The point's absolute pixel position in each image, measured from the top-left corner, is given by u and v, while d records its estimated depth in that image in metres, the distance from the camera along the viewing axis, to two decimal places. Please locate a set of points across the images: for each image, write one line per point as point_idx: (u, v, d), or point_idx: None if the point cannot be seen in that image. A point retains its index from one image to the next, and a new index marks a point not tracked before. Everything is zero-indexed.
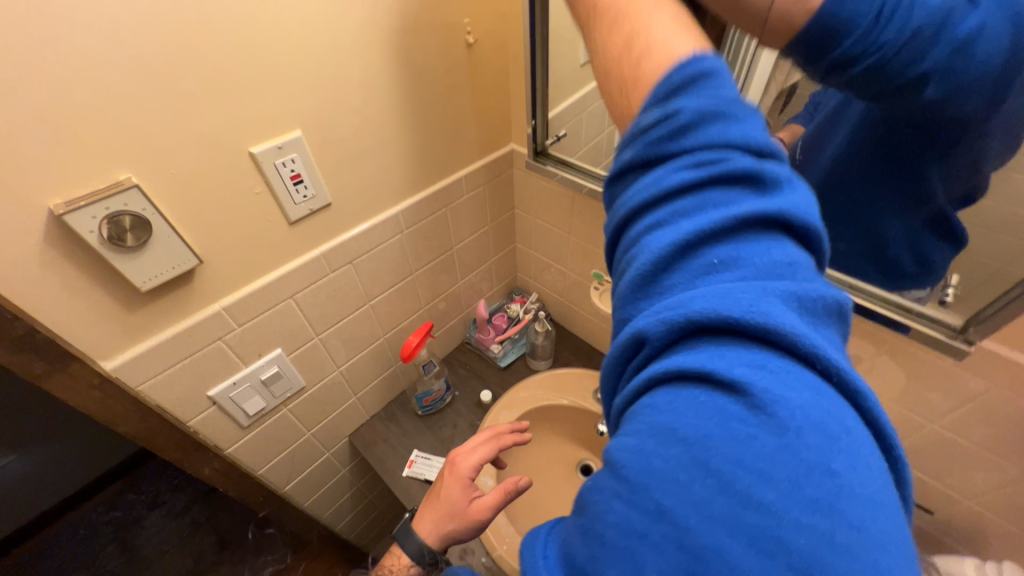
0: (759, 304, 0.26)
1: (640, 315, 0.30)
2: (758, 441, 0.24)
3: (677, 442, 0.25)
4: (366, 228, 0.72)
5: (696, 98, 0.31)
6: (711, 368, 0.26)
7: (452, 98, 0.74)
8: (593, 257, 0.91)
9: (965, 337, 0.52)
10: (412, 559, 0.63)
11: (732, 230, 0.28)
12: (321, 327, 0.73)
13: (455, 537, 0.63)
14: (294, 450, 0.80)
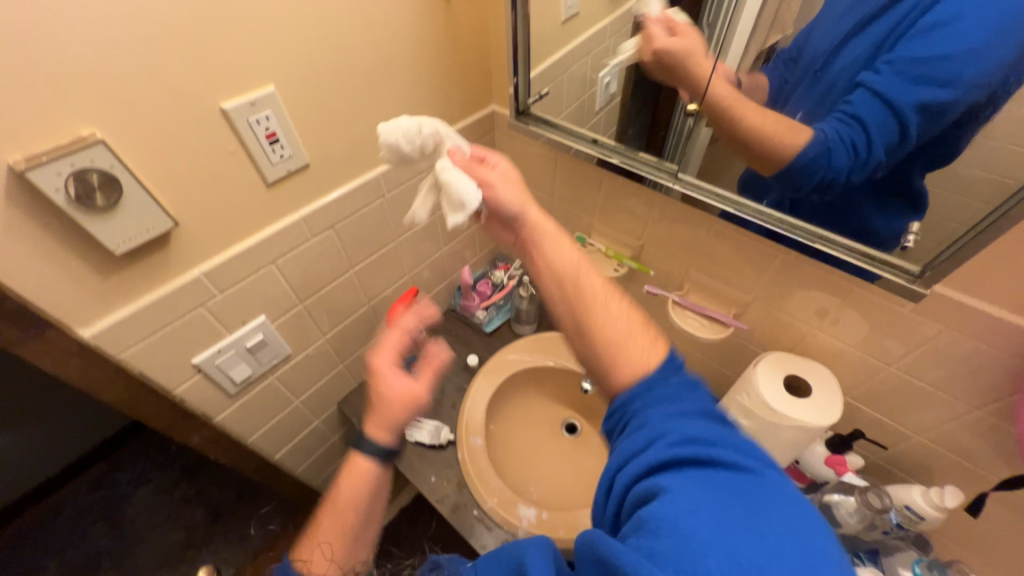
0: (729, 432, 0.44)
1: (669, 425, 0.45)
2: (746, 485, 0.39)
3: (706, 490, 0.39)
4: (340, 194, 0.68)
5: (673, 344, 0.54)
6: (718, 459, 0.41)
7: (433, 53, 0.70)
8: (579, 223, 0.90)
9: (923, 280, 0.52)
10: (376, 459, 0.61)
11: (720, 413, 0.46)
12: (305, 295, 0.72)
13: (407, 422, 0.63)
14: (284, 416, 0.83)
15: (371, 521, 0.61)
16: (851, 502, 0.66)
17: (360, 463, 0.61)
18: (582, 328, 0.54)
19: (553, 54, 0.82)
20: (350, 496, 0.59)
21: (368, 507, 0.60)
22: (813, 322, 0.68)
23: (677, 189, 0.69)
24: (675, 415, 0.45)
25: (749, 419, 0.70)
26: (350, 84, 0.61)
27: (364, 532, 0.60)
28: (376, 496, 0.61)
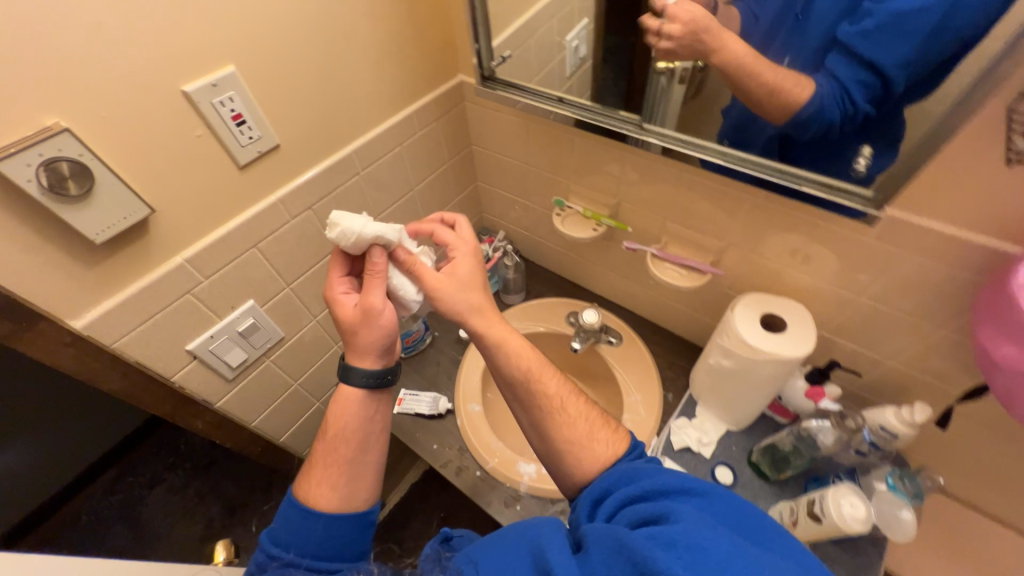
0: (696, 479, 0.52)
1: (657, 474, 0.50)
2: (724, 507, 0.46)
3: (696, 514, 0.43)
4: (316, 173, 0.68)
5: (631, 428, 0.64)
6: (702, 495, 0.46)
7: (395, 23, 0.69)
8: (556, 188, 0.91)
9: (876, 203, 0.54)
10: (366, 386, 0.64)
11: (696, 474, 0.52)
12: (291, 278, 0.73)
13: (386, 340, 0.64)
14: (285, 399, 0.86)
15: (369, 448, 0.64)
16: (829, 426, 0.70)
17: (344, 391, 0.65)
18: (545, 430, 0.60)
19: (511, 24, 0.85)
20: (337, 424, 0.64)
21: (355, 433, 0.64)
22: (786, 261, 0.70)
23: (655, 143, 0.70)
24: (650, 467, 0.53)
25: (729, 359, 0.73)
26: (312, 60, 0.61)
27: (363, 460, 0.63)
28: (365, 423, 0.64)
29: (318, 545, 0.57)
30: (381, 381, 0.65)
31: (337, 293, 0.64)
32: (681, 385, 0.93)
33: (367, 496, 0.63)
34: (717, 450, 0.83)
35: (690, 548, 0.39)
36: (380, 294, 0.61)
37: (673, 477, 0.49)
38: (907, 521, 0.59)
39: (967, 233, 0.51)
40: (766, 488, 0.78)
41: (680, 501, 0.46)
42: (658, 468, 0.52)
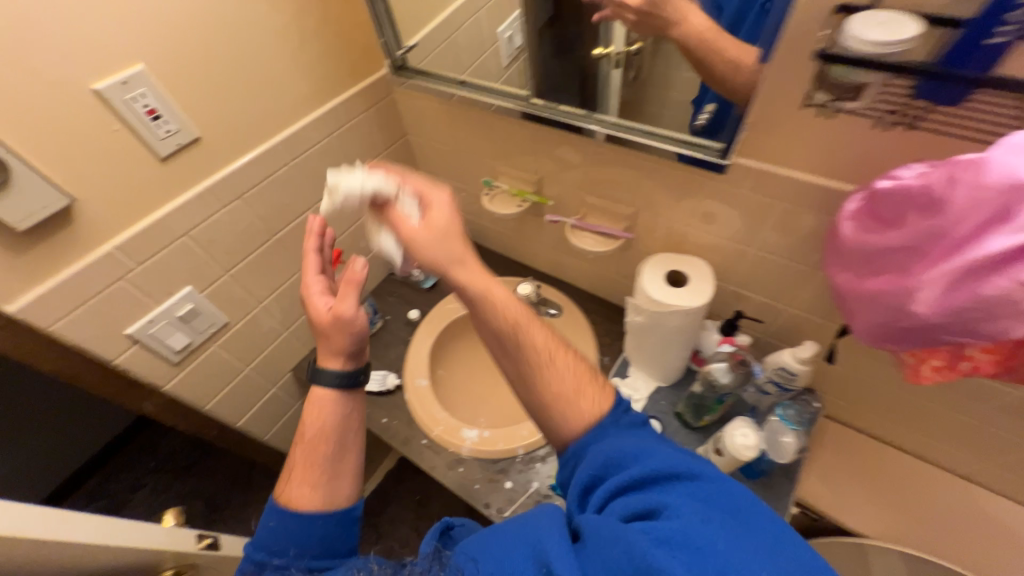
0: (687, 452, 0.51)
1: (650, 455, 0.49)
2: (715, 490, 0.45)
3: (688, 504, 0.43)
4: (252, 158, 0.74)
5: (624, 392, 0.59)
6: (693, 476, 0.46)
7: (304, 18, 0.74)
8: (485, 168, 0.96)
9: (722, 152, 0.61)
10: (333, 387, 0.67)
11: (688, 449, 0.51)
12: (228, 265, 0.78)
13: (353, 347, 0.67)
14: (237, 384, 0.90)
15: (347, 447, 0.66)
16: (725, 366, 0.75)
17: (317, 391, 0.67)
18: (531, 384, 0.57)
19: (426, 23, 0.92)
20: (316, 426, 0.66)
21: (333, 433, 0.66)
22: (687, 221, 0.75)
23: (600, 131, 0.72)
24: (639, 443, 0.51)
25: (641, 316, 0.78)
26: (221, 56, 0.65)
27: (340, 461, 0.65)
28: (340, 421, 0.67)
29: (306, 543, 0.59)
30: (352, 380, 0.68)
31: (312, 297, 0.67)
32: (617, 348, 0.98)
33: (350, 491, 0.65)
34: (647, 405, 0.88)
35: (681, 545, 0.40)
36: (352, 303, 0.63)
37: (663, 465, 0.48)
38: (783, 449, 0.70)
39: (817, 178, 0.56)
40: (690, 435, 0.83)
41: (669, 492, 0.45)
42: (648, 447, 0.50)
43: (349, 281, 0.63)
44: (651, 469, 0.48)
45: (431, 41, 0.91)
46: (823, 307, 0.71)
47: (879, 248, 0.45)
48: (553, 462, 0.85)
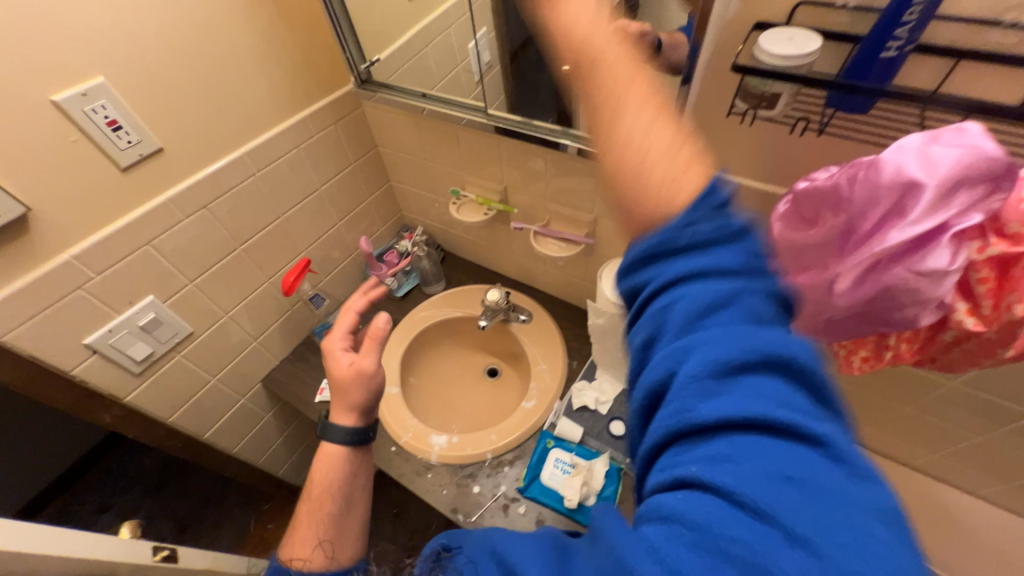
0: (816, 356, 0.30)
1: (701, 381, 0.29)
2: (830, 465, 0.26)
3: (730, 468, 0.26)
4: (222, 164, 0.76)
5: (754, 252, 0.33)
6: (761, 416, 0.27)
7: (270, 36, 0.76)
8: (452, 178, 0.98)
9: None
10: (342, 446, 0.65)
11: (782, 348, 0.29)
12: (192, 274, 0.78)
13: (369, 405, 0.67)
14: (203, 395, 0.89)
15: (353, 503, 0.66)
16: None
17: (327, 448, 0.66)
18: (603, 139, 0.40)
19: (393, 41, 0.95)
20: (324, 484, 0.64)
21: (343, 490, 0.65)
22: None
23: (571, 145, 0.72)
24: (741, 337, 0.30)
25: (602, 318, 0.80)
26: (183, 70, 0.67)
27: (346, 519, 0.65)
28: (348, 480, 0.65)
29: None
30: (362, 439, 0.67)
31: (332, 353, 0.67)
32: (585, 352, 1.00)
33: (352, 552, 0.65)
34: (613, 407, 0.89)
35: (716, 547, 0.25)
36: (373, 359, 0.66)
37: (756, 397, 0.28)
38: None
39: (756, 183, 0.60)
40: None
41: (746, 442, 0.27)
42: (750, 338, 0.30)
43: (371, 338, 0.66)
44: (732, 410, 0.28)
45: (396, 58, 0.94)
46: None
47: (801, 243, 0.48)
48: (521, 465, 0.85)
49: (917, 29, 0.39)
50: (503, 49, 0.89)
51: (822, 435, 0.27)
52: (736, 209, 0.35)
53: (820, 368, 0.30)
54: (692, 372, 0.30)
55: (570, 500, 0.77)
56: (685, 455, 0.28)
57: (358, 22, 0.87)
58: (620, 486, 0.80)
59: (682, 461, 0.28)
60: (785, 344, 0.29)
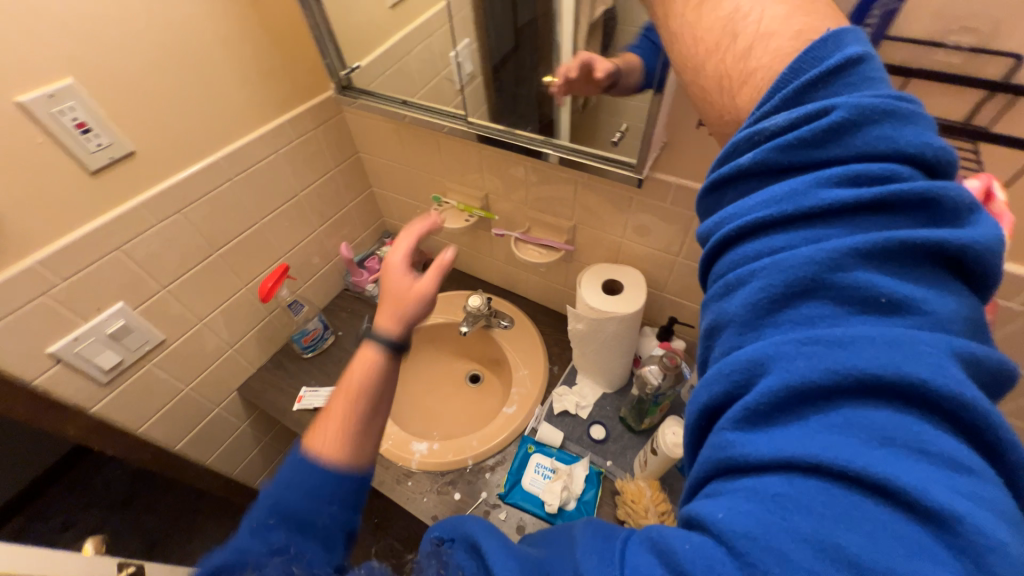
0: (947, 367, 0.23)
1: (760, 394, 0.26)
2: (915, 536, 0.22)
3: (768, 511, 0.24)
4: (198, 169, 0.75)
5: (857, 195, 0.27)
6: (815, 458, 0.24)
7: (249, 41, 0.76)
8: (434, 185, 0.99)
9: (637, 169, 0.65)
10: (382, 343, 0.57)
11: (881, 362, 0.24)
12: (165, 280, 0.77)
13: (414, 318, 0.61)
14: (175, 404, 0.87)
15: (382, 409, 0.54)
16: (657, 367, 0.78)
17: (367, 353, 0.56)
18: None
19: (374, 49, 0.95)
20: (363, 381, 0.54)
21: (380, 398, 0.54)
22: (622, 233, 0.80)
23: (552, 154, 0.73)
24: (819, 349, 0.25)
25: (582, 323, 0.80)
26: (158, 73, 0.66)
27: (372, 423, 0.53)
28: (386, 379, 0.55)
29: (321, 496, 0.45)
30: (401, 346, 0.58)
31: (392, 269, 0.63)
32: (566, 358, 1.01)
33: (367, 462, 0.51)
34: (593, 411, 0.91)
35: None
36: (432, 280, 0.62)
37: (822, 440, 0.24)
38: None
39: None
40: (633, 438, 0.86)
41: (804, 492, 0.24)
42: (830, 353, 0.25)
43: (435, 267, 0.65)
44: (786, 451, 0.25)
45: (376, 65, 0.94)
46: None
47: None
48: (502, 471, 0.85)
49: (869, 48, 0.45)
50: (486, 60, 0.91)
51: (923, 501, 0.22)
52: (831, 125, 0.28)
53: (952, 384, 0.23)
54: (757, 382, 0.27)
55: (550, 506, 0.76)
56: (729, 488, 0.27)
57: (339, 29, 0.86)
58: (600, 489, 0.81)
59: (723, 494, 0.27)
60: (887, 360, 0.24)
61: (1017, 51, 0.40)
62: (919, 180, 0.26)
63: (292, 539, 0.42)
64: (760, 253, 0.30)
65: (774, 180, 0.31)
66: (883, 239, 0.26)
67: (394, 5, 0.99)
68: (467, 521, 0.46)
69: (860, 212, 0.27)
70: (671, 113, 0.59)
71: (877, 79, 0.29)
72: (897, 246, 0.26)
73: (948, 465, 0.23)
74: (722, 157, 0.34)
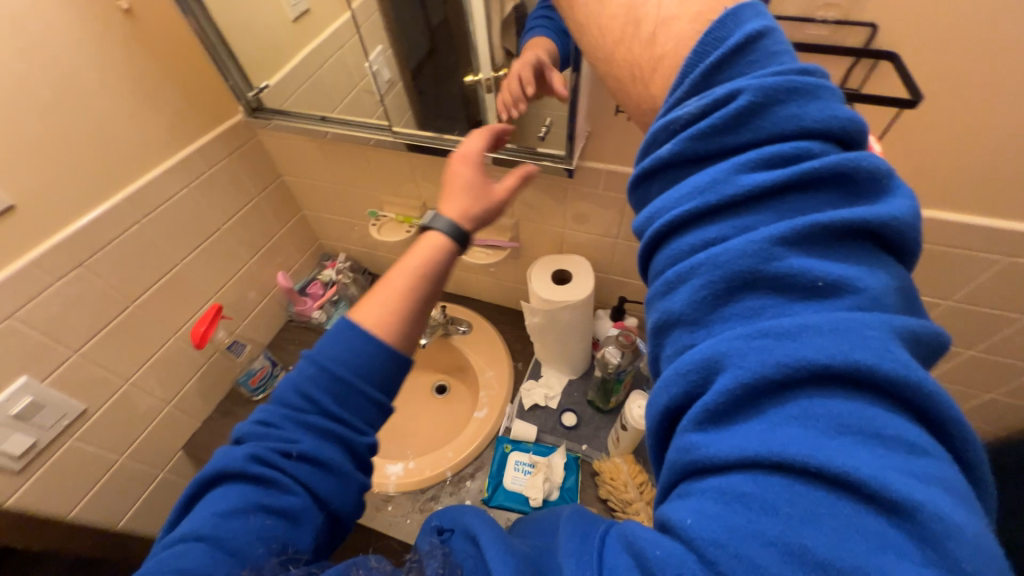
0: (889, 347, 0.24)
1: (718, 392, 0.26)
2: (877, 523, 0.22)
3: (737, 511, 0.24)
4: (97, 216, 0.68)
5: (776, 179, 0.28)
6: (778, 455, 0.24)
7: (136, 70, 0.69)
8: (369, 200, 0.96)
9: (567, 160, 0.67)
10: (446, 235, 0.55)
11: (826, 348, 0.24)
12: (76, 343, 0.69)
13: (477, 218, 0.59)
14: (111, 477, 0.78)
15: (431, 307, 0.54)
16: (615, 347, 0.81)
17: (429, 237, 0.55)
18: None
19: (282, 67, 0.90)
20: (428, 274, 0.53)
21: (438, 279, 0.54)
22: (564, 223, 0.83)
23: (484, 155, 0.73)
24: (767, 342, 0.26)
25: (538, 316, 0.82)
26: (30, 116, 0.59)
27: (423, 316, 0.53)
28: (443, 281, 0.54)
29: (371, 367, 0.48)
30: (463, 244, 0.57)
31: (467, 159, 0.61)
32: (528, 353, 1.02)
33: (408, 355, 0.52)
34: (562, 399, 0.92)
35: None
36: (507, 186, 0.61)
37: (780, 434, 0.24)
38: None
39: None
40: (603, 418, 0.89)
41: (769, 490, 0.24)
42: (777, 345, 0.25)
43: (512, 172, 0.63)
44: (749, 449, 0.25)
45: (287, 83, 0.89)
46: None
47: None
48: (483, 476, 0.85)
49: None
50: (404, 66, 0.86)
51: (883, 493, 0.22)
52: (739, 110, 0.29)
53: (895, 365, 0.24)
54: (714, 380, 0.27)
55: (535, 500, 0.78)
56: (698, 489, 0.27)
57: (238, 49, 0.81)
58: (580, 474, 0.83)
59: (692, 496, 0.27)
60: (831, 347, 0.24)
61: (871, 21, 0.46)
62: (830, 158, 0.27)
63: (320, 445, 0.46)
64: (698, 246, 0.30)
65: (697, 168, 0.32)
66: (807, 223, 0.27)
67: (297, 18, 0.96)
68: (471, 516, 0.48)
69: (781, 196, 0.28)
70: (590, 102, 0.62)
71: (781, 58, 0.30)
72: (821, 231, 0.27)
73: (900, 446, 0.23)
74: (646, 149, 0.35)
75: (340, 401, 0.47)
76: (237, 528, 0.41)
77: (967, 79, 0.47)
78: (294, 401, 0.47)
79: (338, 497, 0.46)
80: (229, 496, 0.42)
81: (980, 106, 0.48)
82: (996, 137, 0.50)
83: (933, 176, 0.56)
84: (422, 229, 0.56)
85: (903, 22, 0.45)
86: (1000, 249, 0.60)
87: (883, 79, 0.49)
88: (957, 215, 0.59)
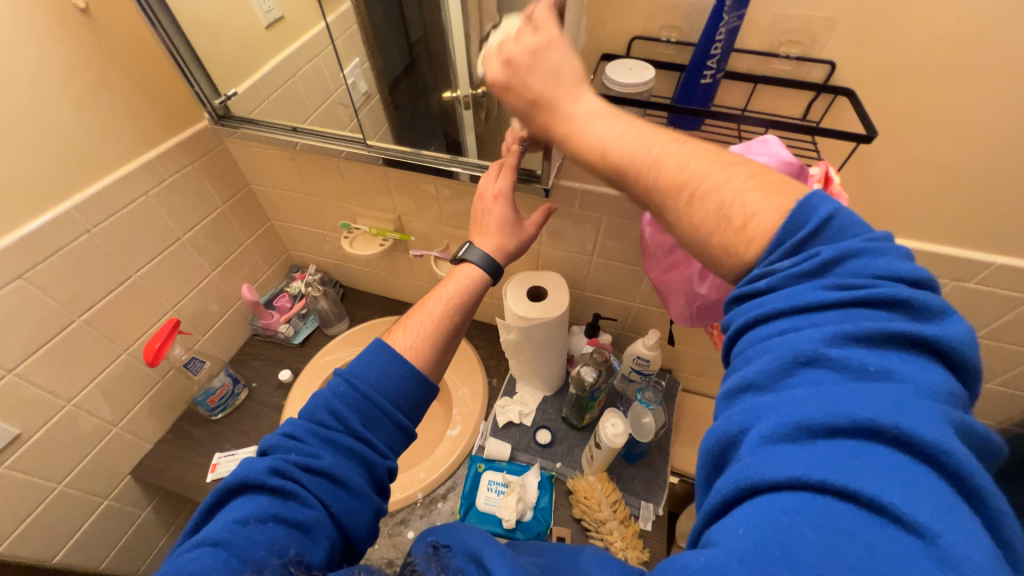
0: (939, 425, 0.25)
1: (775, 436, 0.27)
2: (901, 536, 0.23)
3: (778, 520, 0.25)
4: (41, 224, 0.63)
5: (845, 296, 0.29)
6: (825, 478, 0.25)
7: (93, 72, 0.66)
8: (341, 212, 0.93)
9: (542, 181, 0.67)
10: (483, 267, 0.60)
11: (879, 407, 0.26)
12: (11, 361, 0.64)
13: (508, 253, 0.63)
14: (45, 508, 0.72)
15: (461, 331, 0.59)
16: (589, 365, 0.81)
17: (465, 269, 0.60)
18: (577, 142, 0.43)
19: (252, 75, 0.88)
20: (464, 302, 0.59)
21: (469, 312, 0.60)
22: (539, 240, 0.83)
23: (462, 173, 0.73)
24: (828, 397, 0.27)
25: (513, 333, 0.81)
26: None
27: (455, 338, 0.59)
28: (473, 309, 0.60)
29: (398, 391, 0.53)
30: (497, 270, 0.61)
31: (493, 200, 0.62)
32: (503, 369, 1.01)
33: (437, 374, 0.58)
34: (537, 416, 0.91)
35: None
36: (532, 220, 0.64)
37: (827, 462, 0.25)
38: (647, 429, 0.80)
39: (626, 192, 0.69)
40: (577, 435, 0.89)
41: (814, 508, 0.24)
42: (835, 399, 0.27)
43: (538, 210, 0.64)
44: (797, 472, 0.26)
45: (255, 91, 0.86)
46: (653, 292, 0.82)
47: (671, 244, 0.61)
48: (455, 497, 0.83)
49: (722, 61, 0.48)
50: (382, 78, 0.84)
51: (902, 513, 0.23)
52: (822, 261, 0.30)
53: (943, 440, 0.25)
54: (776, 416, 0.28)
55: (507, 521, 0.75)
56: (739, 510, 0.27)
57: (205, 55, 0.78)
58: (554, 493, 0.82)
59: (735, 515, 0.27)
60: (881, 410, 0.26)
61: (830, 58, 0.48)
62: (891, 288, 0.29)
63: (341, 463, 0.48)
64: (772, 331, 0.31)
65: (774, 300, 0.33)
66: (877, 326, 0.28)
67: (270, 25, 0.94)
68: (467, 533, 0.49)
69: (856, 307, 0.29)
70: None
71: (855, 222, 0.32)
72: (882, 334, 0.28)
73: (937, 496, 0.24)
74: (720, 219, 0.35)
75: (366, 423, 0.51)
76: (252, 536, 0.42)
77: (917, 116, 0.50)
78: (323, 418, 0.50)
79: (354, 514, 0.48)
80: (248, 505, 0.44)
81: (927, 142, 0.52)
82: (945, 169, 0.53)
83: (889, 205, 0.59)
84: (458, 259, 0.61)
85: (858, 61, 0.48)
86: (948, 273, 0.64)
87: (841, 113, 0.52)
88: (913, 241, 0.62)
